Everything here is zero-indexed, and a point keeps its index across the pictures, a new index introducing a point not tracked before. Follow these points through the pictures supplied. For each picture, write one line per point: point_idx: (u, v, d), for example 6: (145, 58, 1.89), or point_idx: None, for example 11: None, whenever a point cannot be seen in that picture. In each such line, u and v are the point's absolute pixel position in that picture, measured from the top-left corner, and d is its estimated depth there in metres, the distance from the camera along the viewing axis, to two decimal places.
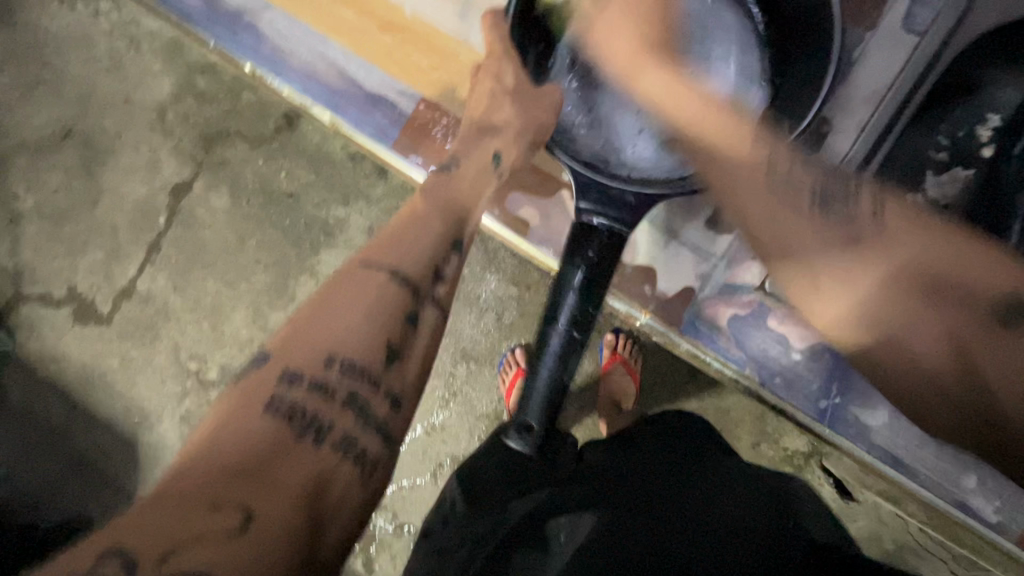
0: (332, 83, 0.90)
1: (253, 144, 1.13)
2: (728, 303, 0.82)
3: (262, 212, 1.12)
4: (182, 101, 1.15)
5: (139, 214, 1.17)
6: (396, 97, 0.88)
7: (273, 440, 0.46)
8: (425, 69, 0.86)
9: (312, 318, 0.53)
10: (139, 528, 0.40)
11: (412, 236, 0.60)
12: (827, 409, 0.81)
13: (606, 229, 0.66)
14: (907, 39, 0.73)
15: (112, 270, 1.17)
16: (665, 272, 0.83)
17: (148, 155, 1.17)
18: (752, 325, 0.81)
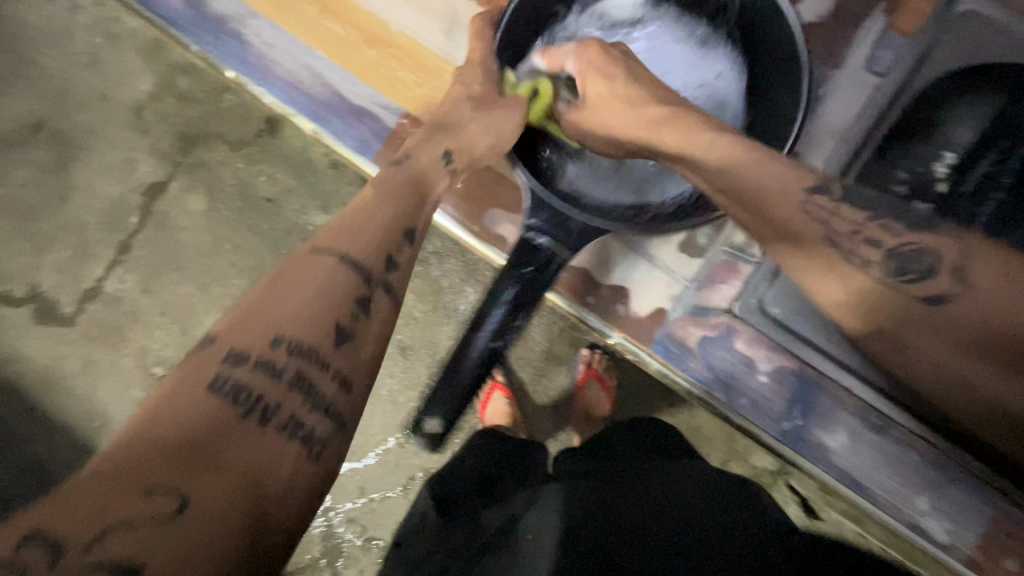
0: None
1: (233, 147, 1.11)
2: (696, 323, 0.89)
3: (239, 215, 1.11)
4: (162, 100, 1.13)
5: (111, 212, 1.14)
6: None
7: (215, 421, 0.41)
8: None
9: (257, 301, 0.48)
10: (64, 511, 0.35)
11: (373, 218, 0.56)
12: (790, 430, 0.87)
13: (546, 250, 0.67)
14: (867, 79, 0.82)
15: (79, 269, 1.14)
16: (640, 293, 0.91)
17: (123, 152, 1.15)
18: (717, 346, 0.88)
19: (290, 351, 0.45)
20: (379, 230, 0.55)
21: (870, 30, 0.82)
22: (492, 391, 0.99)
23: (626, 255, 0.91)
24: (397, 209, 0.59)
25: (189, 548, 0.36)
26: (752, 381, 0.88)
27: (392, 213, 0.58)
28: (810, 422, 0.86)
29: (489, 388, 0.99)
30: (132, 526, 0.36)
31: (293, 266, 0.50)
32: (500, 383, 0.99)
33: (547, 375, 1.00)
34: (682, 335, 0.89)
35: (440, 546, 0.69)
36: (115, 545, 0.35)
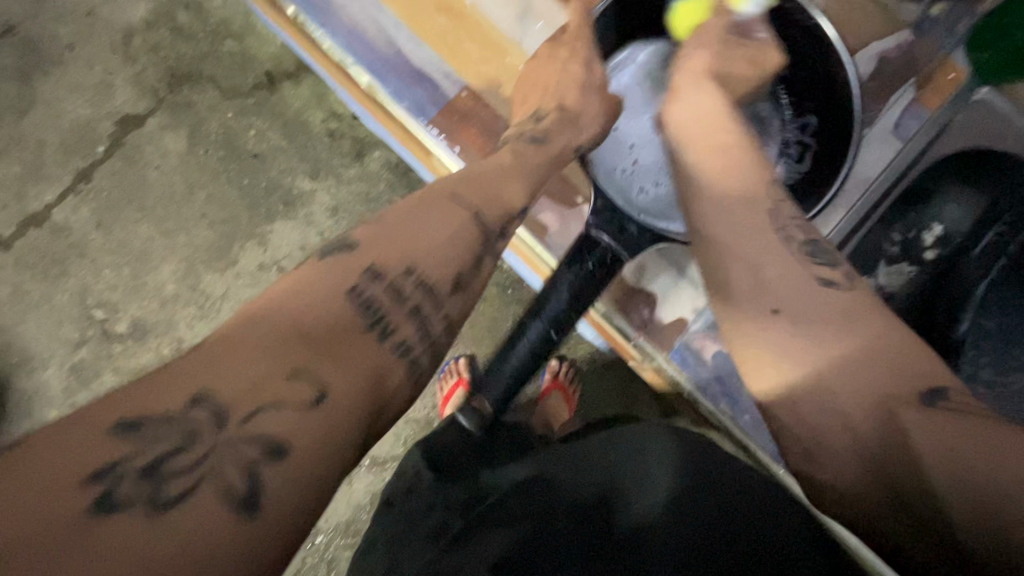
0: (377, 48, 0.73)
1: (226, 95, 1.06)
2: (717, 339, 0.67)
3: (219, 165, 1.05)
4: (155, 30, 1.07)
5: (75, 136, 1.06)
6: (439, 78, 0.72)
7: (344, 321, 0.40)
8: (475, 60, 0.73)
9: (390, 230, 0.46)
10: (220, 375, 0.34)
11: (491, 170, 0.55)
12: None
13: (610, 249, 0.57)
14: (894, 143, 0.69)
15: (26, 190, 1.05)
16: (664, 299, 0.69)
17: (102, 76, 1.07)
18: (736, 367, 0.67)
19: (417, 282, 0.44)
20: (502, 191, 0.53)
21: (901, 98, 0.68)
22: (454, 387, 0.96)
23: (658, 264, 0.69)
24: (514, 164, 0.57)
25: (328, 436, 0.35)
26: None
27: (512, 163, 0.57)
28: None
29: (453, 385, 0.97)
30: (279, 404, 0.34)
31: (425, 203, 0.49)
32: (463, 379, 0.95)
33: None
34: (698, 343, 0.68)
35: (439, 502, 0.55)
36: (258, 424, 0.33)
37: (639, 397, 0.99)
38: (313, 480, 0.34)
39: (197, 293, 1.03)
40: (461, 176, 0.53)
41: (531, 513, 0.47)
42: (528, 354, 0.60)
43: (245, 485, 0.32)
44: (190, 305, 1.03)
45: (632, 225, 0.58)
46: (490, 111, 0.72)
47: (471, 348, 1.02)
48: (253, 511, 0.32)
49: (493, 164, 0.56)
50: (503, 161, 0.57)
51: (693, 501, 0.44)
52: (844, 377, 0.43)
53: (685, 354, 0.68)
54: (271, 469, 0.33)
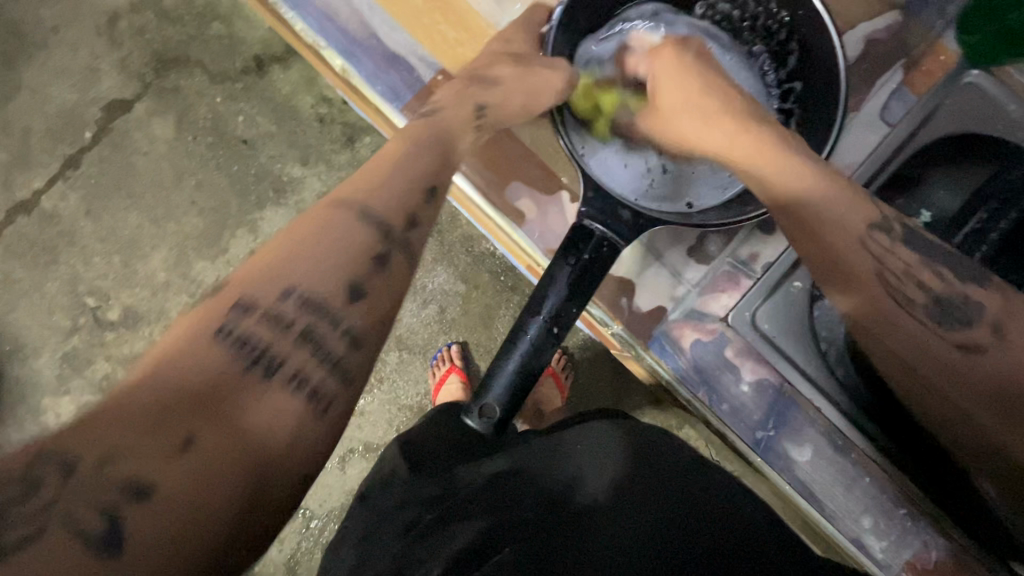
0: (351, 29, 0.72)
1: (213, 79, 1.04)
2: (694, 327, 0.67)
3: (208, 152, 1.04)
4: (140, 13, 1.05)
5: (62, 122, 1.04)
6: (410, 62, 0.71)
7: (223, 369, 0.37)
8: (450, 42, 0.71)
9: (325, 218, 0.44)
10: (87, 432, 0.33)
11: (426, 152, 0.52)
12: (761, 440, 0.66)
13: (602, 235, 0.56)
14: (880, 128, 0.68)
15: (14, 177, 1.04)
16: (643, 288, 0.68)
17: (87, 61, 1.05)
18: (715, 356, 0.66)
19: (300, 307, 0.40)
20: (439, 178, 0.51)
21: (888, 81, 0.68)
22: (447, 374, 0.97)
23: (637, 255, 0.68)
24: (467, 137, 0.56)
25: (196, 485, 0.33)
26: (733, 386, 0.66)
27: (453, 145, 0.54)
28: (783, 436, 0.65)
29: (446, 370, 0.98)
30: (138, 455, 0.33)
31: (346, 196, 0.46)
32: (456, 366, 0.98)
33: None
34: (676, 332, 0.67)
35: (415, 496, 0.53)
36: (115, 470, 0.32)
37: (630, 385, 0.99)
38: (182, 533, 0.32)
39: (189, 281, 1.03)
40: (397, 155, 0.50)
41: (517, 497, 0.49)
42: (528, 353, 0.54)
43: (100, 525, 0.31)
44: (181, 292, 1.03)
45: (625, 212, 0.57)
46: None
47: (463, 335, 1.02)
48: (115, 554, 0.31)
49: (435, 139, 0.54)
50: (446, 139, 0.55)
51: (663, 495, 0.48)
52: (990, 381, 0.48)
53: (663, 343, 0.67)
54: (133, 513, 0.32)
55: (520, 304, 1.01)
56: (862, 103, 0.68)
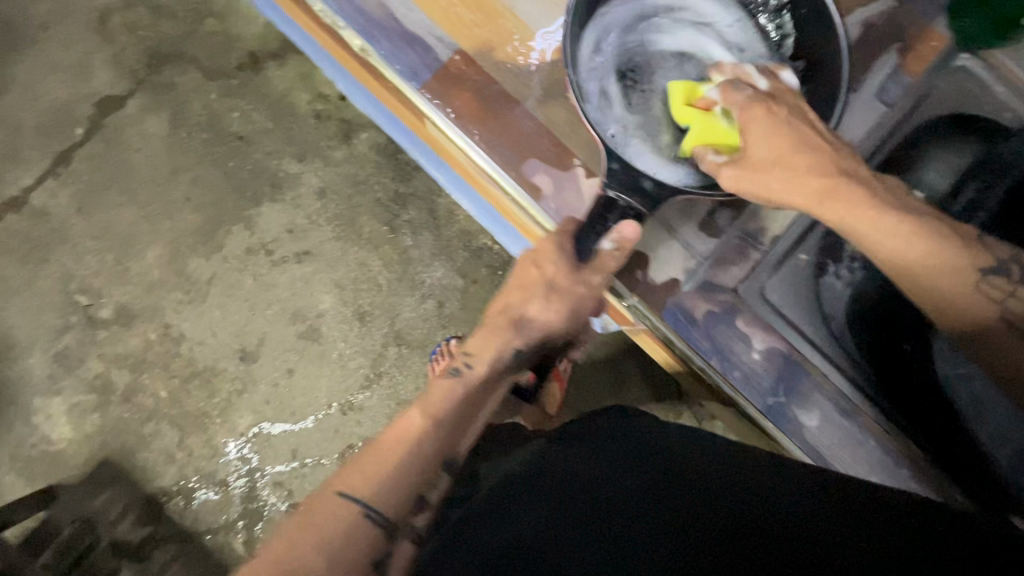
0: (368, 9, 0.72)
1: (208, 76, 1.04)
2: (705, 298, 0.66)
3: (203, 148, 1.04)
4: (134, 11, 1.04)
5: (54, 118, 1.03)
6: (429, 43, 0.72)
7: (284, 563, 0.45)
8: (468, 24, 0.72)
9: (480, 342, 0.64)
10: None
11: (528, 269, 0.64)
12: (772, 406, 0.65)
13: (626, 204, 0.58)
14: (875, 109, 0.70)
15: (3, 175, 1.02)
16: (657, 262, 0.68)
17: (79, 57, 1.04)
18: (725, 324, 0.66)
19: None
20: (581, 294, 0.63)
21: (883, 65, 0.70)
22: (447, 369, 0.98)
23: (652, 228, 0.68)
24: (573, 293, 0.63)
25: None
26: (744, 353, 0.65)
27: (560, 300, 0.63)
28: (794, 403, 0.64)
29: None
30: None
31: (494, 326, 0.65)
32: None
33: None
34: (688, 302, 0.66)
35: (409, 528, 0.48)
36: None
37: (628, 375, 1.01)
38: None
39: (183, 278, 1.02)
40: (511, 315, 0.65)
41: (539, 497, 0.44)
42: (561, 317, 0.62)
43: None
44: (176, 289, 1.02)
45: (647, 181, 0.58)
46: (485, 75, 0.72)
47: (460, 329, 1.00)
48: None
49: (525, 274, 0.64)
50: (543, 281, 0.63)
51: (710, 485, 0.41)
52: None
53: (675, 312, 0.66)
54: None
55: None
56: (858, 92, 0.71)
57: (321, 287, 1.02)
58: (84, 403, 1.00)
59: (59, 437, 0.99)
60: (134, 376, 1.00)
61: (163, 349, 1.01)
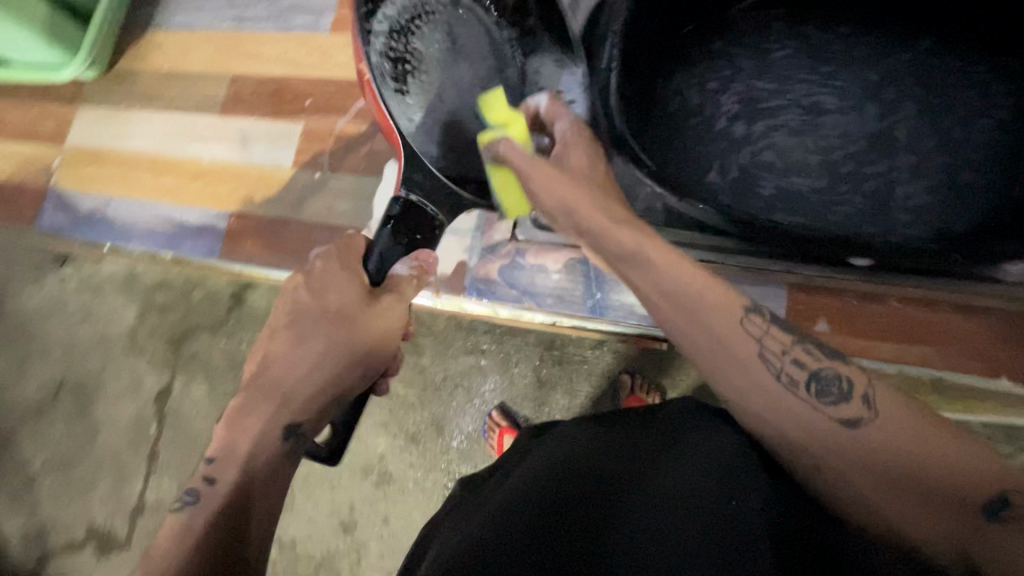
0: (168, 230, 0.97)
1: (215, 329, 1.25)
2: (493, 260, 0.92)
3: (237, 384, 1.22)
4: (147, 319, 1.29)
5: (134, 430, 1.26)
6: (214, 222, 0.95)
7: None
8: (227, 193, 0.95)
9: (224, 438, 0.59)
10: None
11: (295, 306, 0.63)
12: (593, 305, 0.89)
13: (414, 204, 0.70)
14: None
15: (122, 493, 1.24)
16: (448, 262, 0.93)
17: (130, 376, 1.29)
18: (517, 268, 0.91)
19: None
20: (328, 325, 0.63)
21: None
22: (502, 437, 1.03)
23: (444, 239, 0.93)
24: (341, 327, 0.63)
25: None
26: (547, 280, 0.90)
27: (304, 334, 0.62)
28: (606, 291, 0.89)
29: (500, 435, 1.03)
30: None
31: (243, 409, 0.60)
32: (506, 427, 1.03)
33: (547, 401, 1.07)
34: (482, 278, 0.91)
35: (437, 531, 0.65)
36: None
37: (669, 359, 1.03)
38: None
39: None
40: (273, 385, 0.61)
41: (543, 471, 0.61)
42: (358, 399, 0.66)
43: None
44: None
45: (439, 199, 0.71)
46: (261, 216, 0.94)
47: (497, 397, 1.08)
48: None
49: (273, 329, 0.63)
50: (289, 329, 0.62)
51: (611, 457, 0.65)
52: (876, 437, 0.49)
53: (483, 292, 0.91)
54: None
55: (527, 340, 1.07)
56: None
57: (370, 433, 1.11)
58: None
59: None
60: None
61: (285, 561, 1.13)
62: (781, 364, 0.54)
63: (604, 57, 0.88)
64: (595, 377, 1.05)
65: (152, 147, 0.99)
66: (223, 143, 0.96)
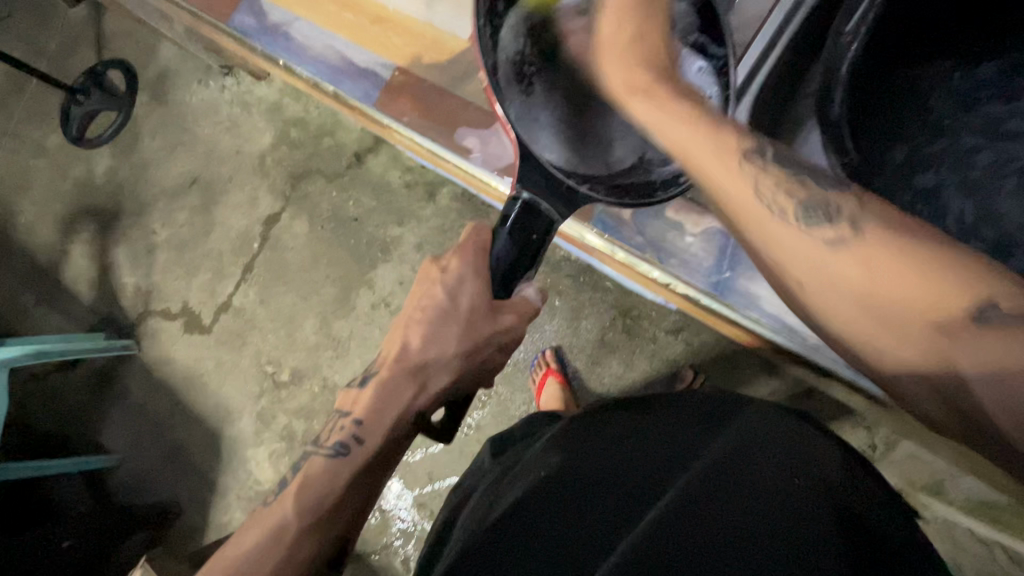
0: (300, 45, 0.82)
1: (330, 179, 1.33)
2: None
3: (333, 234, 1.31)
4: (279, 148, 1.40)
5: (240, 240, 1.40)
6: (376, 68, 0.80)
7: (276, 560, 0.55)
8: (375, 34, 0.80)
9: (370, 403, 0.63)
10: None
11: (430, 292, 0.65)
12: (718, 281, 0.70)
13: (537, 206, 0.60)
14: None
15: (216, 288, 1.41)
16: None
17: (250, 194, 1.41)
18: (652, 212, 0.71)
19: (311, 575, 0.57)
20: (459, 326, 0.63)
21: None
22: (545, 377, 1.04)
23: None
24: (471, 320, 0.63)
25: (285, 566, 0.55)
26: (680, 240, 0.71)
27: (439, 329, 0.63)
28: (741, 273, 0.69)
29: (543, 374, 1.05)
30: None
31: (391, 379, 0.63)
32: (553, 369, 1.04)
33: (601, 362, 1.06)
34: (616, 209, 0.72)
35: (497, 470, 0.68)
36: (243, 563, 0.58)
37: (741, 364, 1.00)
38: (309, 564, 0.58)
39: (333, 338, 1.28)
40: (406, 363, 0.63)
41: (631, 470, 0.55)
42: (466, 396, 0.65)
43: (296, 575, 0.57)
44: (327, 349, 1.28)
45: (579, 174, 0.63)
46: (417, 78, 0.79)
47: (554, 339, 1.08)
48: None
49: (404, 315, 0.67)
50: (427, 324, 0.64)
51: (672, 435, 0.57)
52: (882, 279, 0.47)
53: (606, 222, 0.73)
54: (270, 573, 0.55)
55: (605, 298, 1.05)
56: None
57: None
58: (279, 450, 1.29)
59: (265, 478, 1.29)
60: (309, 423, 1.27)
61: (324, 399, 1.27)
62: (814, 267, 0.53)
63: (857, 14, 0.59)
64: (658, 359, 1.03)
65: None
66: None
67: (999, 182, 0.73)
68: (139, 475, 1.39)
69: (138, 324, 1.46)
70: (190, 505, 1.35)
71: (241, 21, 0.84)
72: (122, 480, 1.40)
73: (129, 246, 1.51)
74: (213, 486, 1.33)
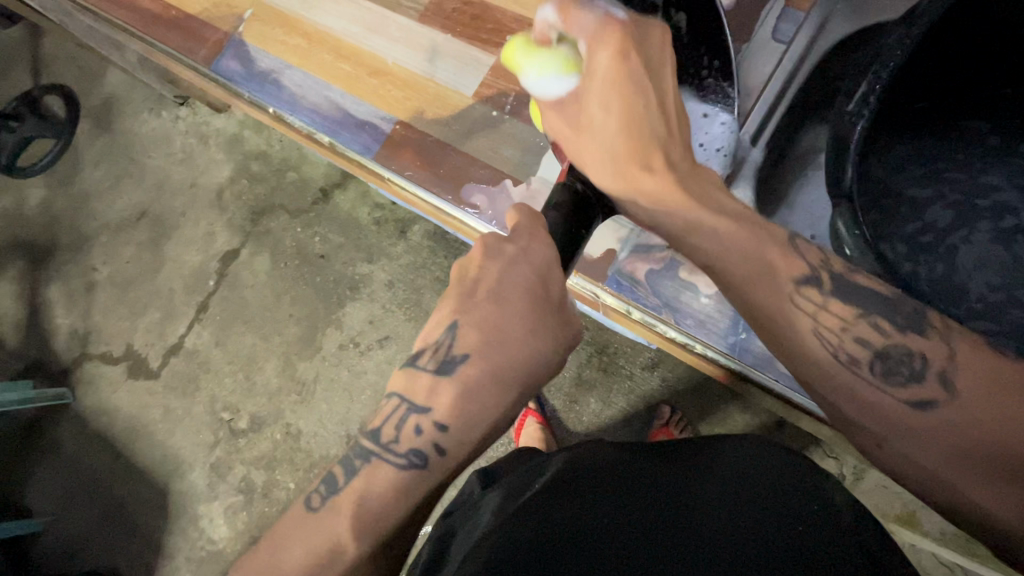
0: (292, 92, 0.81)
1: (294, 215, 1.29)
2: (646, 260, 0.72)
3: (297, 272, 1.26)
4: (238, 182, 1.34)
5: (194, 278, 1.32)
6: (377, 121, 0.79)
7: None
8: (371, 82, 0.80)
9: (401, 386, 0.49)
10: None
11: (515, 276, 0.48)
12: (736, 344, 0.69)
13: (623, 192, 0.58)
14: (776, 49, 0.71)
15: (165, 329, 1.31)
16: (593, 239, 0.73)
17: (206, 229, 1.34)
18: (668, 275, 0.71)
19: None
20: (554, 313, 0.49)
21: (771, 10, 0.71)
22: (525, 417, 1.04)
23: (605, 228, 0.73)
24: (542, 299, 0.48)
25: None
26: (694, 302, 0.70)
27: (537, 322, 0.48)
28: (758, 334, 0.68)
29: (523, 414, 1.05)
30: None
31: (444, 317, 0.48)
32: (532, 409, 1.04)
33: (579, 401, 1.05)
34: (628, 269, 0.72)
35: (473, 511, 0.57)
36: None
37: (717, 402, 1.02)
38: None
39: (296, 381, 1.22)
40: (494, 363, 0.47)
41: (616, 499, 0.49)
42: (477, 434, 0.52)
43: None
44: (291, 393, 1.21)
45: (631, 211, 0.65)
46: (419, 132, 0.78)
47: None
48: None
49: (461, 280, 0.49)
50: (525, 318, 0.47)
51: (669, 471, 0.52)
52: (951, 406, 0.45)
53: (619, 282, 0.72)
54: None
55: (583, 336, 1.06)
56: (790, 39, 0.71)
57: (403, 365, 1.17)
58: (236, 504, 1.19)
59: (220, 537, 1.19)
60: (269, 473, 1.19)
61: (287, 447, 1.19)
62: (836, 340, 0.50)
63: (857, 97, 0.61)
64: (635, 397, 1.04)
65: (289, 2, 0.83)
66: (378, 33, 0.81)
67: (971, 226, 0.75)
68: (70, 538, 1.25)
69: (73, 370, 1.34)
70: (130, 570, 1.22)
71: (226, 66, 0.84)
72: (50, 546, 1.26)
73: (65, 283, 1.40)
74: (158, 547, 1.22)
